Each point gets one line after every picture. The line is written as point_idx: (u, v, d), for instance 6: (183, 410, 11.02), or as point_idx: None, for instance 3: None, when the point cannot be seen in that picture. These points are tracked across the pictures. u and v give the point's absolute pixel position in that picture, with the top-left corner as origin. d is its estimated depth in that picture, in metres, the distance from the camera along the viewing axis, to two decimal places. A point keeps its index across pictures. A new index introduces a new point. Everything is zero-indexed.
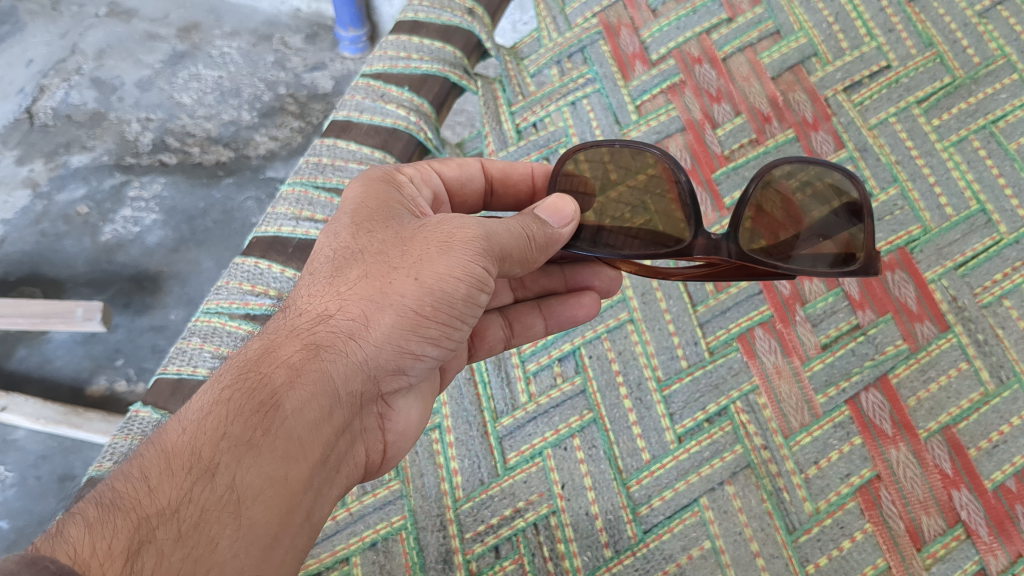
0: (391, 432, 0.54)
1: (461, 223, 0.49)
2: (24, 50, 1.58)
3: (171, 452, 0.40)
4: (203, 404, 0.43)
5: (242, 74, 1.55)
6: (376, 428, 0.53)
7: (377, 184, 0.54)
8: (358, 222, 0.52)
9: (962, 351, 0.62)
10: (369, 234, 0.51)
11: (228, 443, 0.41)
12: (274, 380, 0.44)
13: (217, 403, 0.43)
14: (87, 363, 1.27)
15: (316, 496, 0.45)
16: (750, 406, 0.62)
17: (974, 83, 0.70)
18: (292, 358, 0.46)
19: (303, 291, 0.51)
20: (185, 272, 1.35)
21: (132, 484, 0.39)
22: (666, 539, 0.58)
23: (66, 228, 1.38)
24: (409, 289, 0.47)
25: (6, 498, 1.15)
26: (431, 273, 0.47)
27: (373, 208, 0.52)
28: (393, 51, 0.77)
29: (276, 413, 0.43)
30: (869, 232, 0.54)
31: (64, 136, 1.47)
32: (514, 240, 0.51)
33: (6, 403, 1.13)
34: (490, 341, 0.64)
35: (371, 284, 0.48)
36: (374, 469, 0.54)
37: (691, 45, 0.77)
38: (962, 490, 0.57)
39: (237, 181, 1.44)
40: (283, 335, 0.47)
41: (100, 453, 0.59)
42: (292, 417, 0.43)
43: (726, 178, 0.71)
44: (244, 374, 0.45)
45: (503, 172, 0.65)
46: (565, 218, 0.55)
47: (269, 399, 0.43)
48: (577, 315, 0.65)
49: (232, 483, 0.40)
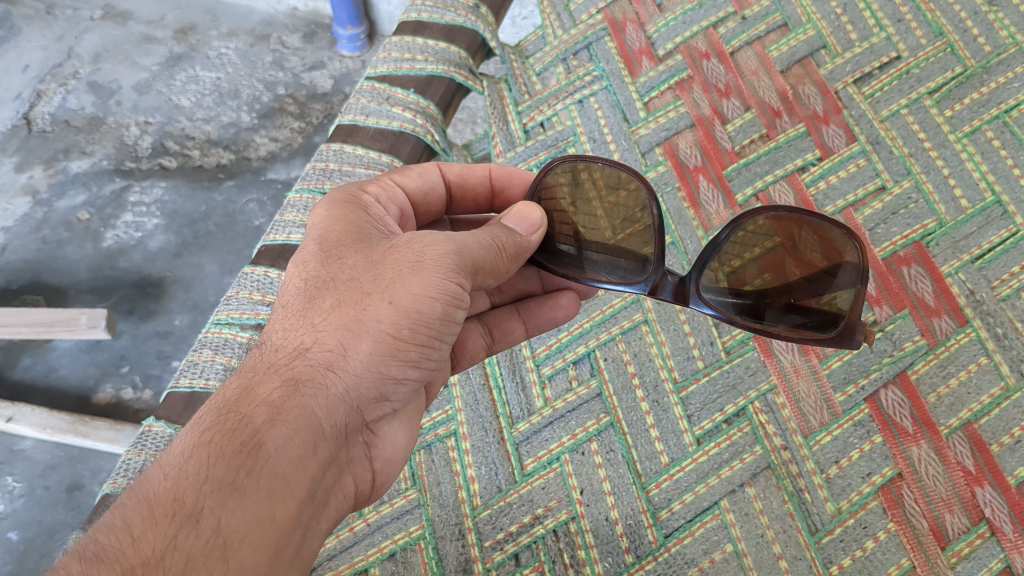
0: (379, 459, 0.53)
1: (431, 240, 0.49)
2: (19, 56, 1.57)
3: (154, 501, 0.40)
4: (184, 449, 0.43)
5: (241, 75, 1.54)
6: (363, 457, 0.52)
7: (342, 208, 0.53)
8: (326, 249, 0.50)
9: (981, 345, 0.60)
10: (339, 261, 0.49)
11: (211, 487, 0.40)
12: (254, 419, 0.44)
13: (198, 446, 0.42)
14: (93, 370, 1.26)
15: (304, 532, 0.44)
16: (769, 406, 0.61)
17: (986, 73, 0.69)
18: (270, 394, 0.45)
19: (277, 326, 0.49)
20: (189, 277, 1.34)
21: (115, 535, 0.39)
22: (687, 543, 0.57)
23: (66, 235, 1.37)
24: (384, 314, 0.46)
25: (15, 509, 1.15)
26: (405, 294, 0.47)
27: (341, 232, 0.51)
28: (397, 52, 0.76)
29: (259, 452, 0.42)
30: (858, 298, 0.52)
31: (63, 141, 1.46)
32: (485, 251, 0.50)
33: (12, 413, 1.12)
34: (471, 350, 0.63)
35: (346, 314, 0.47)
36: (365, 497, 0.54)
37: (698, 40, 0.76)
38: (985, 486, 0.56)
39: (238, 183, 1.43)
40: (261, 371, 0.46)
41: (115, 469, 0.58)
42: (275, 455, 0.43)
43: (737, 174, 0.70)
44: (223, 415, 0.44)
45: (461, 175, 0.63)
46: (532, 225, 0.55)
47: (250, 438, 0.43)
48: (557, 316, 0.64)
49: (218, 526, 0.39)
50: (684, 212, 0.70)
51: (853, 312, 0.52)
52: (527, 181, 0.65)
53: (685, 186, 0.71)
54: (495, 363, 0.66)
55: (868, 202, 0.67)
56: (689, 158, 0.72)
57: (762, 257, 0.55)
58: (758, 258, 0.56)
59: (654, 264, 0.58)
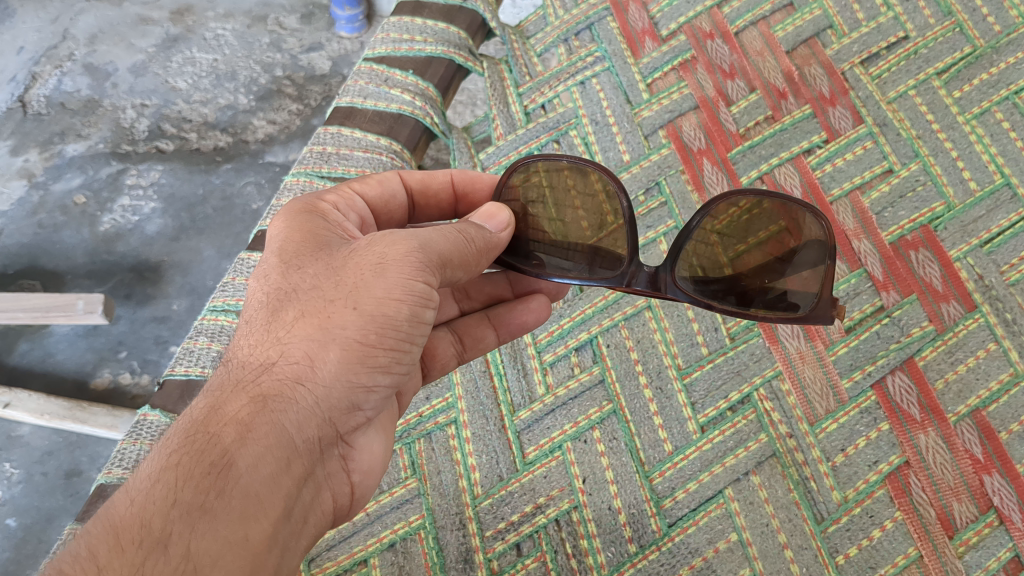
0: (356, 471, 0.52)
1: (392, 240, 0.48)
2: (15, 37, 1.54)
3: (121, 528, 0.39)
4: (152, 472, 0.42)
5: (238, 56, 1.53)
6: (340, 470, 0.51)
7: (297, 217, 0.51)
8: (285, 260, 0.49)
9: (990, 331, 0.60)
10: (299, 270, 0.48)
11: (179, 511, 0.39)
12: (223, 438, 0.43)
13: (166, 469, 0.41)
14: (91, 356, 1.26)
15: (281, 553, 0.43)
16: (774, 393, 0.60)
17: (996, 53, 0.67)
18: (239, 412, 0.44)
19: (242, 341, 0.48)
20: (187, 262, 1.34)
21: (80, 565, 0.37)
22: (691, 533, 0.56)
23: (64, 218, 1.37)
24: (350, 320, 0.45)
25: (13, 496, 1.14)
26: (369, 299, 0.45)
27: (299, 241, 0.49)
28: (395, 33, 0.75)
29: (229, 473, 0.41)
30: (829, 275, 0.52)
31: (59, 124, 1.44)
32: (451, 246, 0.49)
33: (9, 398, 1.11)
34: (441, 358, 0.62)
35: (310, 325, 0.46)
36: (344, 512, 0.52)
37: (702, 20, 0.74)
38: (994, 474, 0.56)
39: (236, 167, 1.42)
40: (228, 388, 0.45)
41: (109, 458, 0.57)
42: (247, 474, 0.42)
43: (742, 157, 0.69)
44: (192, 436, 0.43)
45: (423, 182, 0.62)
46: (501, 223, 0.54)
47: (220, 458, 0.42)
48: (527, 321, 0.62)
49: (188, 551, 0.38)
50: (688, 195, 0.68)
51: (825, 287, 0.52)
52: (490, 184, 0.64)
53: (689, 169, 0.69)
54: (496, 350, 0.64)
55: (875, 184, 0.66)
56: (693, 141, 0.70)
57: (766, 239, 0.54)
58: (762, 240, 0.54)
59: (628, 257, 0.57)
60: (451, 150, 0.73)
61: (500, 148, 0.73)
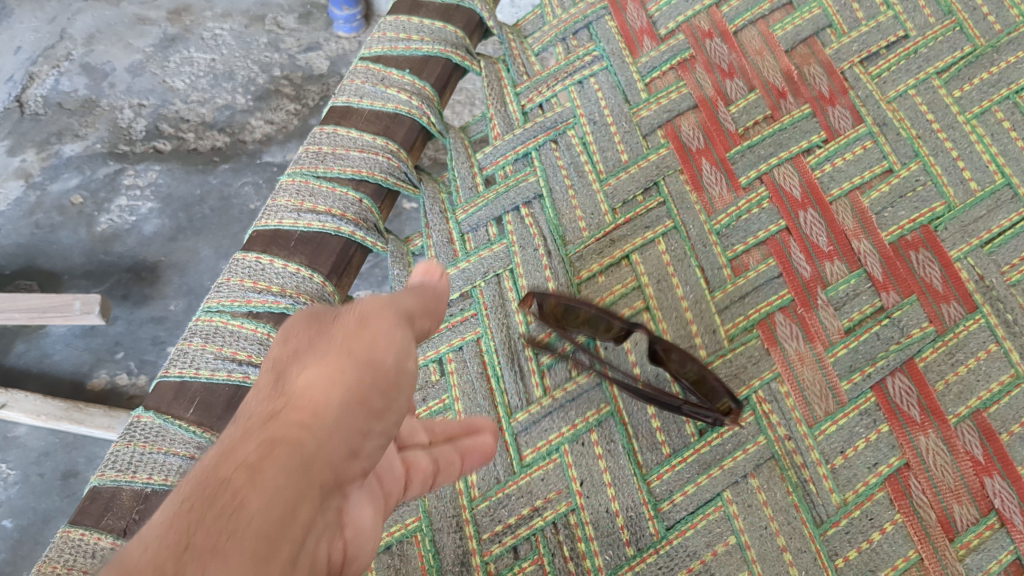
0: (350, 533, 0.39)
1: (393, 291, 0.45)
2: (12, 37, 1.80)
3: None
4: (148, 536, 0.30)
5: (236, 56, 1.75)
6: (337, 535, 0.37)
7: (294, 317, 0.42)
8: (285, 340, 0.40)
9: (991, 332, 0.59)
10: (302, 337, 0.40)
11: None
12: (236, 476, 0.32)
13: (168, 527, 0.30)
14: (88, 357, 1.49)
15: None
16: (773, 395, 0.60)
17: (996, 52, 0.67)
18: (246, 455, 0.34)
19: (237, 423, 0.37)
20: (185, 262, 1.55)
21: None
22: (689, 536, 0.56)
23: (60, 219, 1.59)
24: (360, 353, 0.39)
25: (10, 496, 1.34)
26: (380, 324, 0.41)
27: (296, 325, 0.41)
28: (392, 32, 0.74)
29: (241, 512, 0.30)
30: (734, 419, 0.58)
31: (55, 125, 1.67)
32: (417, 298, 0.45)
33: (6, 400, 1.28)
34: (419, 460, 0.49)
35: (314, 375, 0.37)
36: None
37: (701, 19, 0.74)
38: (995, 476, 0.56)
39: (233, 166, 1.63)
40: (236, 440, 0.35)
41: (102, 461, 0.55)
42: (263, 510, 0.31)
43: (741, 157, 0.68)
44: (201, 484, 0.33)
45: None
46: (432, 275, 0.49)
47: (231, 500, 0.31)
48: (484, 434, 0.51)
49: None
50: (686, 195, 0.67)
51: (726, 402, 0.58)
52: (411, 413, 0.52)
53: (687, 168, 0.68)
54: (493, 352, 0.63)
55: (875, 184, 0.65)
56: (692, 141, 0.69)
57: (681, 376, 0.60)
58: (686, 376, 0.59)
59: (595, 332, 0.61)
60: (448, 150, 0.73)
61: (497, 148, 0.72)
